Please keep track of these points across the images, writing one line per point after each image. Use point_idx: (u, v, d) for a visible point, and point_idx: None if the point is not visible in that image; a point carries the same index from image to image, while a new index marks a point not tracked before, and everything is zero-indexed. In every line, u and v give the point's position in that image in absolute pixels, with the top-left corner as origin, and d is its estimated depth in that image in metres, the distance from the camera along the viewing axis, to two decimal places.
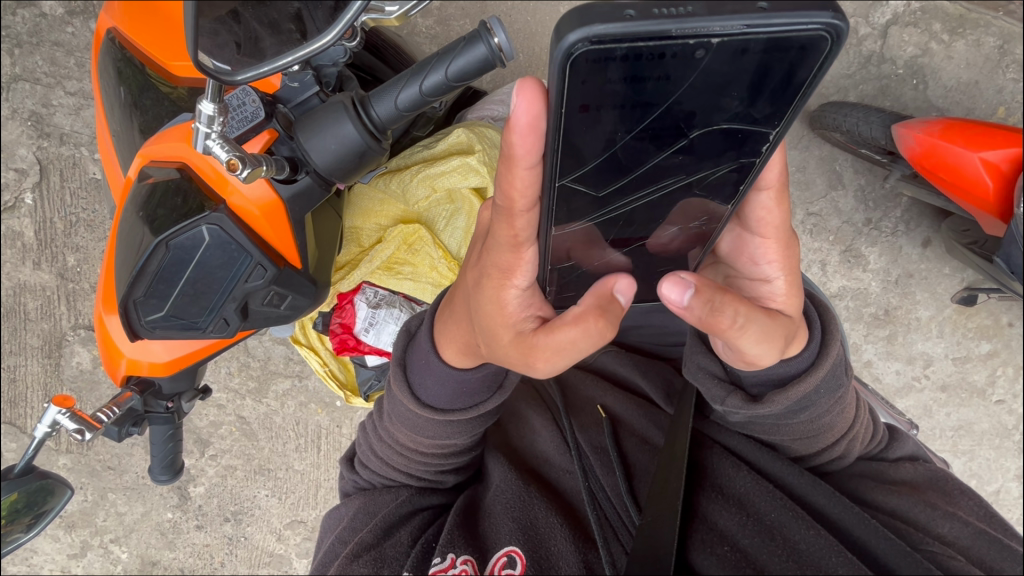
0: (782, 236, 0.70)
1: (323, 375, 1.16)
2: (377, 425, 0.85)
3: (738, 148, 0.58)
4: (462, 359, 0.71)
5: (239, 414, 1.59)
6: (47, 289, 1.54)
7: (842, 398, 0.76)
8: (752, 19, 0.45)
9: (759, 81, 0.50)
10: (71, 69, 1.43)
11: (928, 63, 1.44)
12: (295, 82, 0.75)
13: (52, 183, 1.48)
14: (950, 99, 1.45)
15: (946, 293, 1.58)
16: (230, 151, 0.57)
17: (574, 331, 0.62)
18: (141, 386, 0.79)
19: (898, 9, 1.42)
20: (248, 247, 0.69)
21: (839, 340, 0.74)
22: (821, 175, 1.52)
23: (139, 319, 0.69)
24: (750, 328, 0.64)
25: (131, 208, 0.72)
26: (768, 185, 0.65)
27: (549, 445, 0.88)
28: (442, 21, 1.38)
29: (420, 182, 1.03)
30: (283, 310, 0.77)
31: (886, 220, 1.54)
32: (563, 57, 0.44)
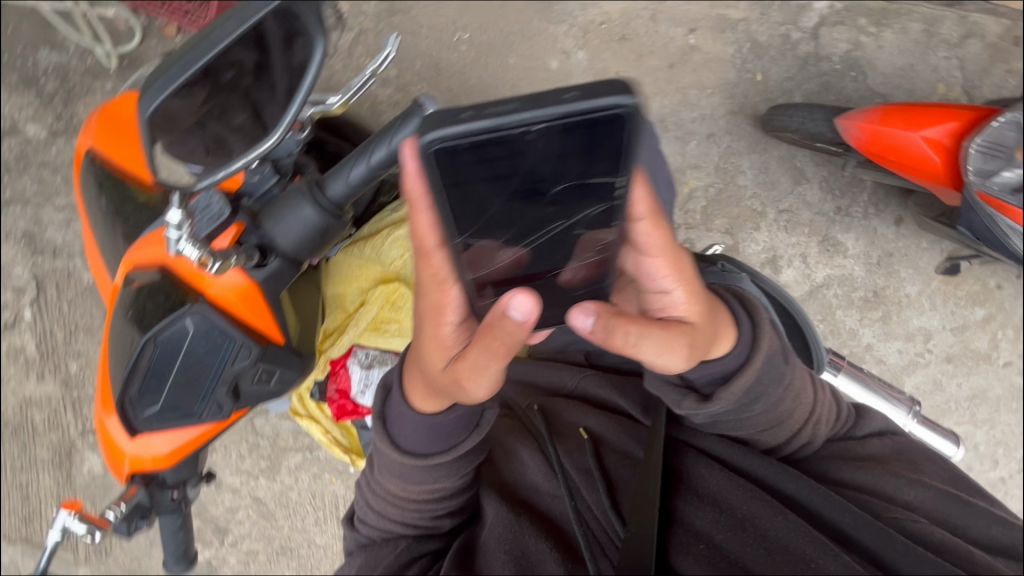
0: (675, 252, 0.70)
1: (327, 442, 1.15)
2: (370, 479, 0.86)
3: (595, 196, 0.60)
4: (427, 403, 0.73)
5: (255, 495, 1.58)
6: (52, 400, 1.55)
7: (790, 385, 0.77)
8: (560, 109, 0.52)
9: (589, 151, 0.56)
10: (58, 186, 1.50)
11: (862, 55, 1.52)
12: (254, 175, 0.73)
13: (49, 296, 1.53)
14: (890, 84, 1.52)
15: (930, 266, 1.61)
16: (200, 249, 0.65)
17: (494, 346, 0.64)
18: (146, 478, 0.79)
19: (823, 12, 1.51)
20: (231, 331, 0.73)
21: (763, 339, 0.75)
22: (785, 172, 1.57)
23: (137, 415, 0.73)
24: (646, 345, 0.66)
25: (121, 312, 0.76)
26: (641, 216, 0.65)
27: (537, 475, 0.87)
28: (401, 88, 1.47)
29: (393, 243, 1.08)
30: (272, 385, 0.80)
31: (855, 205, 1.58)
32: (422, 150, 0.53)
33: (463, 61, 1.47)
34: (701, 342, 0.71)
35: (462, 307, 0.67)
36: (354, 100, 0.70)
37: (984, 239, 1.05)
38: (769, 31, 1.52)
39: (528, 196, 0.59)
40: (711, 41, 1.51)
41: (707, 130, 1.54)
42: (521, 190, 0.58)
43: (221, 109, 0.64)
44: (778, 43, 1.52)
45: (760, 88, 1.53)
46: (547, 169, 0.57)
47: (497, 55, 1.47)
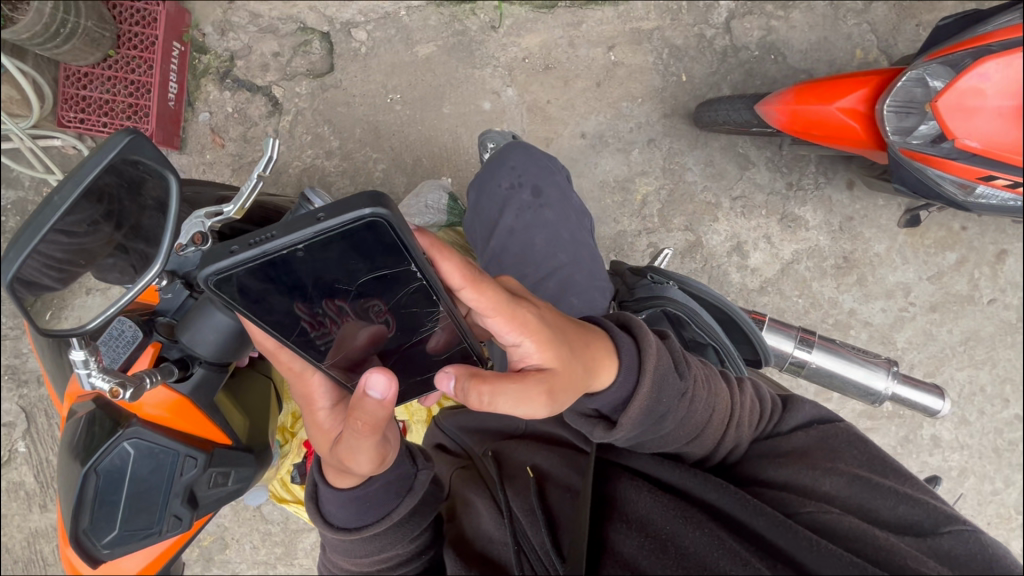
0: (511, 301, 0.65)
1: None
2: (326, 556, 0.85)
3: (400, 279, 0.64)
4: (340, 483, 0.73)
5: None
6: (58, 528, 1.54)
7: (692, 395, 0.72)
8: (314, 229, 0.54)
9: (362, 248, 0.59)
10: None
11: (777, 38, 1.58)
12: (168, 292, 0.79)
13: (39, 425, 1.54)
14: (809, 60, 1.57)
15: (892, 222, 1.63)
16: (111, 380, 0.65)
17: (359, 425, 0.64)
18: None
19: (730, 6, 1.58)
20: (172, 445, 0.74)
21: (648, 368, 0.67)
22: (730, 161, 1.60)
23: (93, 547, 0.73)
24: (502, 402, 0.63)
25: (67, 445, 0.76)
26: (461, 283, 0.64)
27: (489, 524, 0.82)
28: (346, 156, 1.52)
29: None
30: (230, 485, 0.82)
31: (805, 178, 1.62)
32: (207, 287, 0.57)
33: (400, 119, 1.52)
34: (574, 383, 0.65)
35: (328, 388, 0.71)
36: (252, 194, 0.67)
37: (919, 193, 1.06)
38: (684, 34, 1.58)
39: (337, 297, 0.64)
40: (631, 54, 1.57)
41: (646, 137, 1.58)
42: (328, 290, 0.63)
43: (136, 230, 0.66)
44: (695, 44, 1.58)
45: (687, 88, 1.58)
46: (349, 267, 0.61)
47: (431, 108, 1.53)
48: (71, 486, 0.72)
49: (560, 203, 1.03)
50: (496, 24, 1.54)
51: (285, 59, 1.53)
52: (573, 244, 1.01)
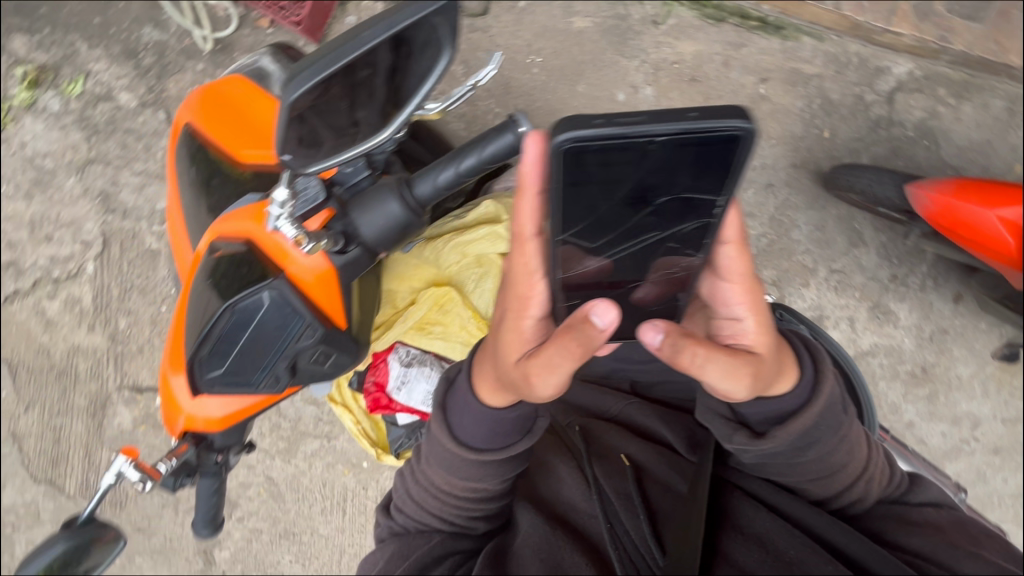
0: (748, 280, 0.70)
1: (356, 432, 1.19)
2: (415, 468, 0.85)
3: (697, 211, 0.61)
4: (496, 396, 0.74)
5: (268, 474, 1.60)
6: (98, 351, 1.63)
7: (846, 434, 0.75)
8: (685, 124, 0.53)
9: (700, 166, 0.57)
10: (139, 152, 1.61)
11: (938, 125, 1.49)
12: (349, 166, 0.75)
13: (112, 253, 1.62)
14: (965, 158, 1.48)
15: (986, 350, 1.54)
16: (297, 229, 0.70)
17: (572, 347, 0.65)
18: (197, 438, 0.82)
19: (901, 77, 1.49)
20: (302, 311, 0.75)
21: (821, 395, 0.72)
22: (841, 233, 1.53)
23: (202, 376, 0.75)
24: (710, 368, 0.67)
25: (201, 278, 0.78)
26: (728, 239, 0.67)
27: (574, 492, 0.85)
28: (469, 101, 1.51)
29: (453, 249, 1.12)
30: (326, 367, 0.82)
31: (912, 275, 1.53)
32: (552, 152, 0.54)
33: (534, 82, 1.51)
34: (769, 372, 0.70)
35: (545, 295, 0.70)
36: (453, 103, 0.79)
37: None
38: (842, 90, 1.50)
39: (636, 207, 0.60)
40: (782, 93, 1.50)
41: (766, 180, 1.52)
42: (630, 198, 0.59)
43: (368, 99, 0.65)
44: (851, 104, 1.50)
45: (826, 145, 1.51)
46: (658, 184, 0.58)
47: (567, 82, 1.50)
48: (202, 316, 0.75)
49: None
50: (658, 20, 1.50)
51: None
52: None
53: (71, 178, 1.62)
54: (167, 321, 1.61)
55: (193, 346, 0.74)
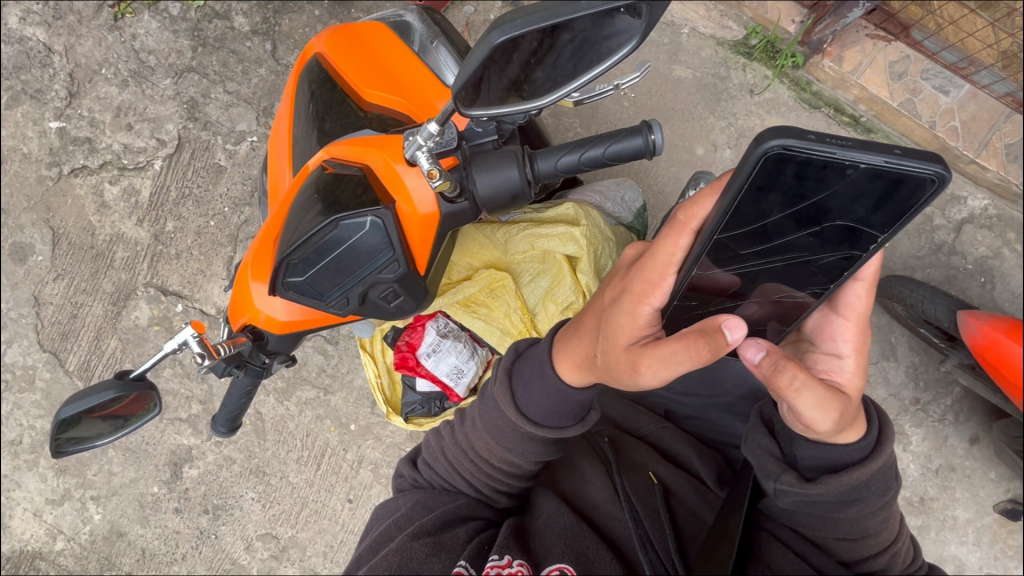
0: (863, 322, 0.74)
1: (373, 385, 1.21)
2: (456, 429, 0.87)
3: (853, 243, 0.64)
4: (578, 375, 0.76)
5: (257, 409, 1.62)
6: (139, 244, 1.68)
7: (890, 501, 0.76)
8: (889, 158, 0.54)
9: (882, 200, 0.58)
10: (236, 74, 1.68)
11: (998, 266, 1.49)
12: (479, 127, 0.81)
13: (181, 158, 1.68)
14: (1016, 305, 1.47)
15: (989, 500, 1.50)
16: (433, 163, 0.71)
17: (700, 351, 0.64)
18: (254, 336, 0.85)
19: (974, 210, 1.50)
20: (395, 244, 0.76)
21: (884, 452, 0.73)
22: (876, 342, 1.53)
23: (283, 279, 0.74)
24: (805, 396, 0.68)
25: (308, 189, 0.80)
26: (864, 278, 0.70)
27: (600, 493, 0.88)
28: (556, 114, 1.56)
29: (524, 238, 1.13)
30: (391, 307, 0.81)
31: (935, 404, 1.52)
32: (756, 153, 0.54)
33: (622, 114, 1.55)
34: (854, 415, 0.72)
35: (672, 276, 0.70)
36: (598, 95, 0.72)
37: None
38: None
39: (801, 228, 0.62)
40: None
41: None
42: (799, 219, 0.61)
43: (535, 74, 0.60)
44: (918, 221, 1.51)
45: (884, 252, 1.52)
46: (832, 209, 0.60)
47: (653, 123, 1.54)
48: (303, 222, 0.76)
49: None
50: (755, 91, 1.53)
51: None
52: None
53: (167, 79, 1.69)
54: (212, 236, 1.66)
55: (285, 246, 0.74)
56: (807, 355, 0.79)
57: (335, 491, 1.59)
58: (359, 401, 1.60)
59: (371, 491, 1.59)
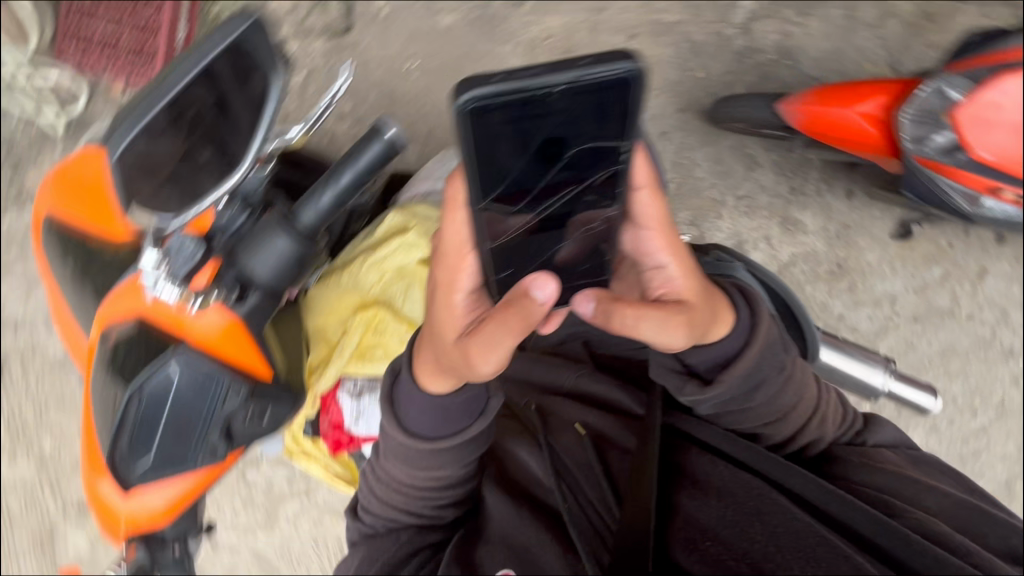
0: (666, 227, 0.81)
1: (329, 477, 1.27)
2: (375, 468, 0.95)
3: (607, 158, 0.68)
4: (484, 356, 0.78)
5: (255, 549, 1.53)
6: (29, 481, 1.50)
7: (788, 369, 0.90)
8: (578, 73, 0.60)
9: (601, 114, 0.64)
10: (13, 258, 1.50)
11: (794, 44, 1.57)
12: (224, 214, 0.97)
13: (13, 373, 1.50)
14: (822, 68, 1.57)
15: (884, 233, 1.62)
16: (178, 289, 0.91)
17: (511, 323, 0.75)
18: (143, 537, 0.98)
19: (752, 6, 1.57)
20: (217, 376, 0.94)
21: (757, 336, 0.87)
22: (737, 160, 1.61)
23: (131, 470, 0.92)
24: (644, 325, 0.79)
25: (100, 372, 0.95)
26: (642, 185, 0.77)
27: (535, 468, 0.95)
28: (357, 119, 1.53)
29: (370, 269, 1.24)
30: (263, 424, 1.03)
31: (807, 183, 1.61)
32: (457, 109, 0.60)
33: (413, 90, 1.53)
34: (699, 316, 0.82)
35: (473, 281, 0.82)
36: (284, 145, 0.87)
37: (924, 197, 1.25)
38: (703, 31, 1.58)
39: (568, 202, 0.72)
40: (653, 45, 1.57)
41: (657, 131, 1.59)
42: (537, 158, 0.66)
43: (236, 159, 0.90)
44: (714, 41, 1.58)
45: (702, 85, 1.59)
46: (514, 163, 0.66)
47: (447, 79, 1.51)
48: (110, 413, 0.93)
49: None
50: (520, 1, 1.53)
51: (302, 17, 1.52)
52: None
53: None
54: None
55: (110, 441, 0.92)
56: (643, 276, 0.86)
57: None
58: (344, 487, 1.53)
59: None
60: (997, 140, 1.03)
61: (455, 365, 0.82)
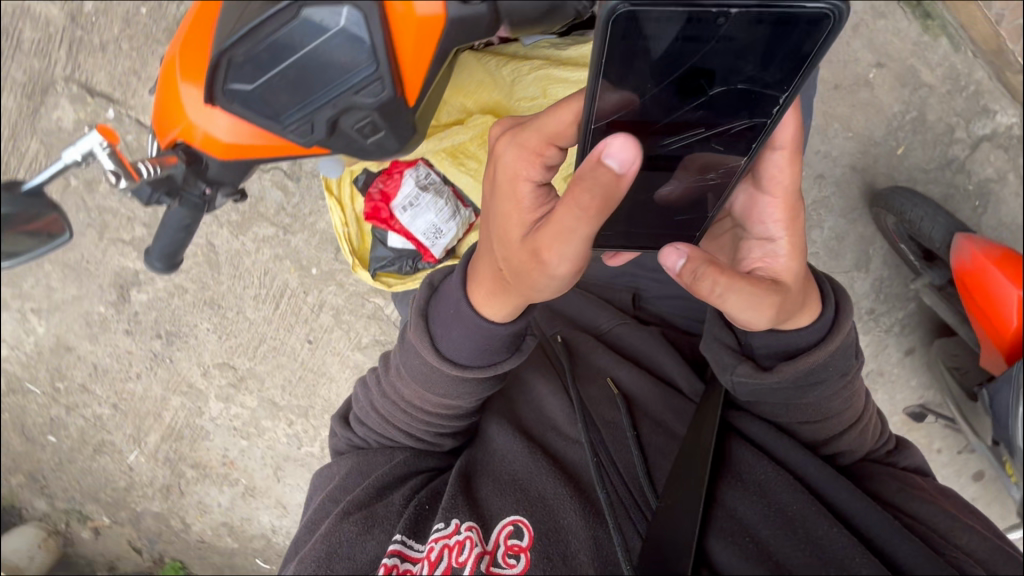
0: (789, 197, 0.72)
1: (340, 233, 1.17)
2: (382, 380, 0.84)
3: (752, 108, 0.63)
4: (549, 252, 0.62)
5: (209, 240, 1.51)
6: (50, 25, 1.38)
7: (850, 380, 0.78)
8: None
9: (770, 48, 0.56)
10: None
11: (996, 191, 1.42)
12: None
13: None
14: (997, 233, 1.43)
15: (901, 402, 1.52)
16: None
17: (589, 202, 0.57)
18: (188, 157, 0.77)
19: (999, 127, 1.40)
20: (378, 49, 0.63)
21: (832, 341, 0.73)
22: (853, 251, 1.46)
23: (223, 82, 0.63)
24: (731, 297, 0.66)
25: None
26: (782, 145, 0.68)
27: (557, 411, 0.87)
28: None
29: (536, 79, 1.04)
30: (367, 144, 0.71)
31: (887, 316, 1.48)
32: (605, 14, 0.52)
33: None
34: (791, 298, 0.71)
35: (546, 170, 0.66)
36: None
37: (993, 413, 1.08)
38: (939, 114, 1.39)
39: (690, 145, 0.68)
40: (889, 88, 1.38)
41: (815, 169, 1.42)
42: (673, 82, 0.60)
43: None
44: (938, 130, 1.40)
45: (891, 162, 1.42)
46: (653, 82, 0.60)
47: None
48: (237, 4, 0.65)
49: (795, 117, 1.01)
50: None
51: None
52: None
53: None
54: (144, 28, 1.38)
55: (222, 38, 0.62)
56: (740, 241, 0.78)
57: (295, 331, 1.55)
58: (321, 245, 1.50)
59: (331, 336, 1.55)
60: None
61: (515, 280, 0.67)
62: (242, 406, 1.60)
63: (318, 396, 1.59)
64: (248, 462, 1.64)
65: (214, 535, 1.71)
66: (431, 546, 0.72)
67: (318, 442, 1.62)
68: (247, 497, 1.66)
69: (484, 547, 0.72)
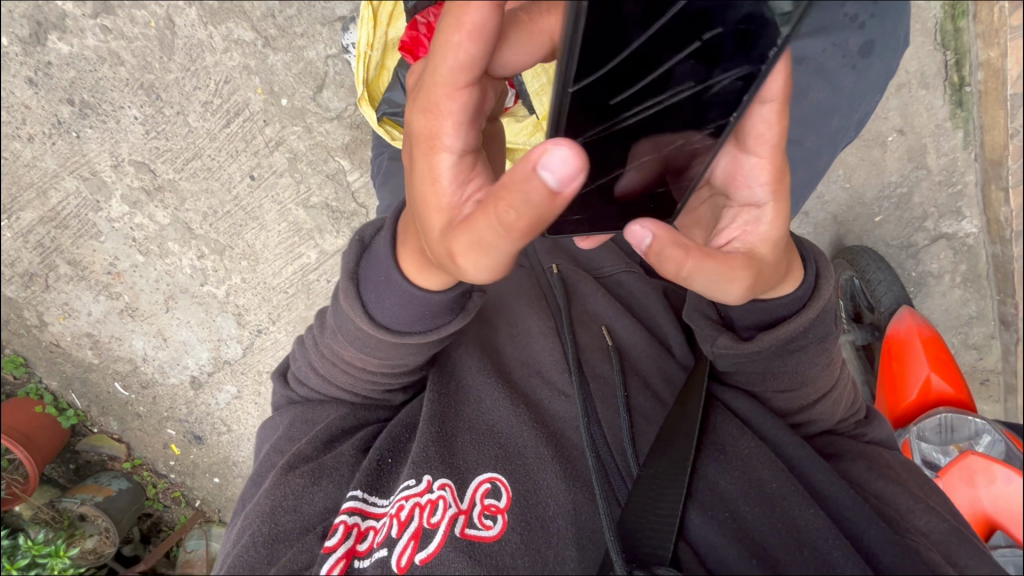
0: (777, 156, 0.67)
1: (361, 51, 1.01)
2: (319, 340, 0.77)
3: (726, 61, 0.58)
4: (476, 254, 0.50)
5: (170, 14, 1.26)
6: None
7: (829, 349, 0.78)
8: None
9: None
10: None
11: (930, 286, 1.54)
12: None
13: None
14: None
15: None
16: None
17: (519, 213, 0.45)
18: None
19: (961, 232, 1.49)
20: None
21: (812, 306, 0.73)
22: None
23: None
24: (697, 278, 0.62)
25: None
26: (771, 98, 0.62)
27: (545, 355, 0.85)
28: None
29: None
30: None
31: None
32: None
33: None
34: (763, 270, 0.69)
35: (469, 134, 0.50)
36: None
37: None
38: (922, 198, 1.47)
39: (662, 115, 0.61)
40: (898, 157, 1.44)
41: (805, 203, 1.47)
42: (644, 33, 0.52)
43: None
44: (914, 212, 1.48)
45: (866, 224, 1.50)
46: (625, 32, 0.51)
47: None
48: None
49: (868, 86, 0.96)
50: None
51: None
52: (839, 132, 0.99)
53: None
54: None
55: None
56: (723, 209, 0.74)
57: (238, 160, 1.37)
58: (301, 77, 1.32)
59: (278, 180, 1.39)
60: (960, 493, 1.03)
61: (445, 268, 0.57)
62: (149, 219, 1.40)
63: (240, 238, 1.43)
64: (137, 280, 1.46)
65: (73, 344, 1.53)
66: (400, 505, 0.70)
67: (224, 286, 1.47)
68: (124, 316, 1.49)
69: (460, 506, 0.70)
